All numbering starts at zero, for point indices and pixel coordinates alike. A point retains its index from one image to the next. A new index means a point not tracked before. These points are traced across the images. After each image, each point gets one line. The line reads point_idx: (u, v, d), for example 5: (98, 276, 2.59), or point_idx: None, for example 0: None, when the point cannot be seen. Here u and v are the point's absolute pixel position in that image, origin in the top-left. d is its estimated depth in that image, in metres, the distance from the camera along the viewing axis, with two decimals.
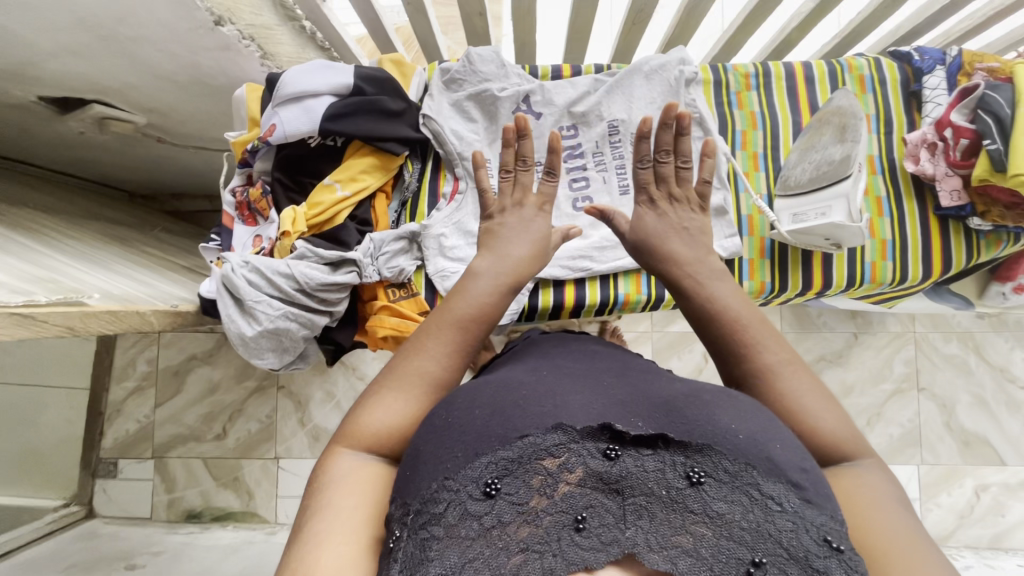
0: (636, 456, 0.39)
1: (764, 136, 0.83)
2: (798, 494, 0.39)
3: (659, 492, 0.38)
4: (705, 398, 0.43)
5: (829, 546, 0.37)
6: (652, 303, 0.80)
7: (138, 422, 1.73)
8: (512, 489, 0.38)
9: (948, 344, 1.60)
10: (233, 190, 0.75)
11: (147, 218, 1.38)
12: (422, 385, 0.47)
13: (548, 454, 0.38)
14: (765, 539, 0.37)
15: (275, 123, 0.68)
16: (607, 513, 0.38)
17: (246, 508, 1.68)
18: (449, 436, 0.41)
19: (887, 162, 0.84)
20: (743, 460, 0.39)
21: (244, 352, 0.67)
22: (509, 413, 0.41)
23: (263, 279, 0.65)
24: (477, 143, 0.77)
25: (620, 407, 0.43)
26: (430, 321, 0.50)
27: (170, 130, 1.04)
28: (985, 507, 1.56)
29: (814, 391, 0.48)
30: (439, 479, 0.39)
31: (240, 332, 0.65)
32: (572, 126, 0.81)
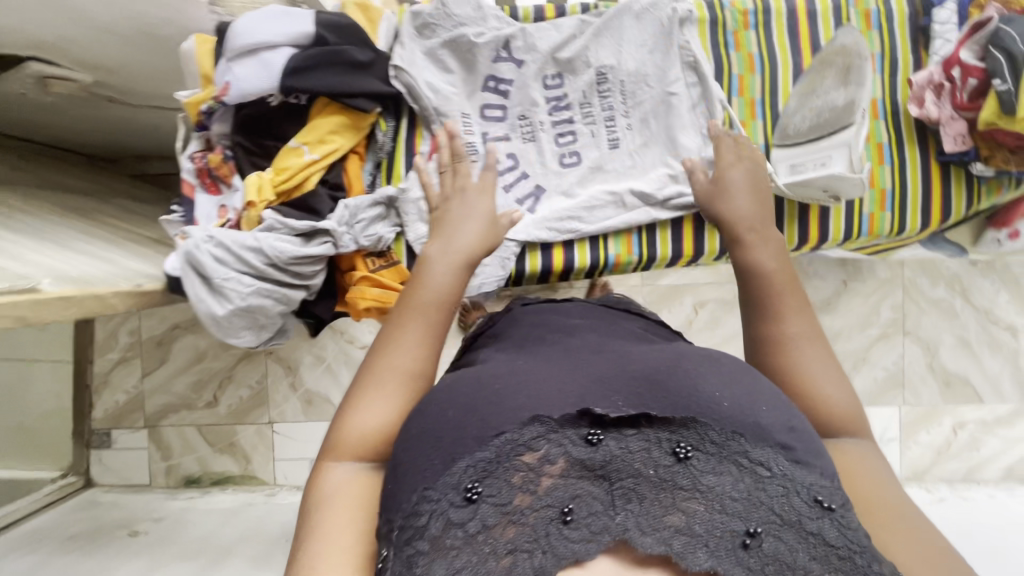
0: (620, 438, 0.38)
1: (762, 81, 0.78)
2: (787, 456, 0.39)
3: (648, 474, 0.37)
4: (686, 366, 0.43)
5: (820, 506, 0.37)
6: (643, 263, 0.77)
7: (127, 393, 1.71)
8: (493, 491, 0.37)
9: (935, 288, 1.61)
10: (191, 156, 0.69)
11: (110, 184, 1.30)
12: (396, 381, 0.48)
13: (527, 449, 0.38)
14: (758, 508, 0.37)
15: (230, 80, 0.62)
16: (595, 500, 0.37)
17: (244, 471, 1.70)
18: (424, 443, 0.40)
19: (890, 106, 0.79)
20: (728, 429, 0.38)
21: (219, 332, 0.64)
22: (483, 411, 0.40)
23: (229, 255, 0.61)
24: (455, 97, 0.71)
25: (600, 386, 0.42)
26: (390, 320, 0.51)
27: (121, 88, 0.96)
28: (961, 443, 1.62)
29: (827, 366, 0.50)
30: (418, 489, 0.38)
31: (211, 311, 0.62)
32: (557, 75, 0.75)
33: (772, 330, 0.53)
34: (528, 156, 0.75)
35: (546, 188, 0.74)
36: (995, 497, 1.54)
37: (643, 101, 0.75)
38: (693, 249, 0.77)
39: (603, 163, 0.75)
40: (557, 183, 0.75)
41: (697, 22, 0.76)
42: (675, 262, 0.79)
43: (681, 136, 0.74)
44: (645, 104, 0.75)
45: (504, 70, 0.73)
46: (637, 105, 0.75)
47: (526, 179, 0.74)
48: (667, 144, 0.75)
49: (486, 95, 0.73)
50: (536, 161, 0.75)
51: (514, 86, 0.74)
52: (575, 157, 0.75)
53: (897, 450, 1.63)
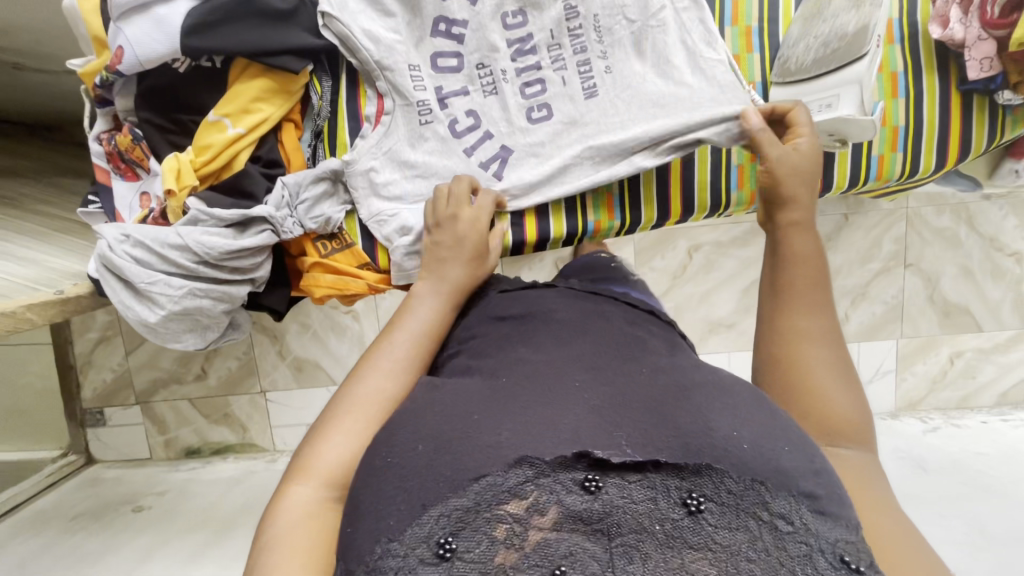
0: (620, 484, 0.32)
1: (760, 5, 0.67)
2: (809, 505, 0.33)
3: (653, 528, 0.31)
4: (698, 399, 0.37)
5: (848, 569, 0.31)
6: (626, 228, 0.70)
7: (113, 371, 1.68)
8: (471, 546, 0.31)
9: (940, 217, 1.53)
10: (98, 137, 0.60)
11: (49, 157, 1.20)
12: (380, 407, 0.44)
13: (512, 497, 0.32)
14: (777, 570, 0.30)
15: (121, 45, 0.53)
16: (592, 561, 0.30)
17: (243, 440, 1.70)
18: (391, 484, 0.34)
19: (907, 26, 0.69)
20: (748, 478, 0.33)
21: (156, 339, 0.58)
22: (459, 448, 0.34)
23: (151, 254, 0.54)
24: (400, 46, 0.61)
25: (600, 419, 0.36)
26: (376, 344, 0.48)
27: (27, 51, 0.84)
28: (957, 372, 1.61)
29: (835, 368, 0.46)
30: (382, 541, 0.32)
31: (142, 319, 0.55)
32: (519, 14, 0.63)
33: (776, 321, 0.49)
34: (491, 112, 0.63)
35: (511, 148, 0.63)
36: (987, 424, 1.55)
37: (622, 41, 0.63)
38: (681, 209, 0.69)
39: (579, 116, 0.63)
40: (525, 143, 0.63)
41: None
42: (661, 222, 0.71)
43: (665, 77, 0.62)
44: (624, 44, 0.63)
45: (455, 10, 0.61)
46: (615, 45, 0.63)
47: (489, 140, 0.63)
48: (652, 83, 0.62)
49: (437, 42, 0.62)
50: (500, 118, 0.64)
51: (469, 28, 0.62)
52: (547, 110, 0.64)
53: (892, 382, 1.62)
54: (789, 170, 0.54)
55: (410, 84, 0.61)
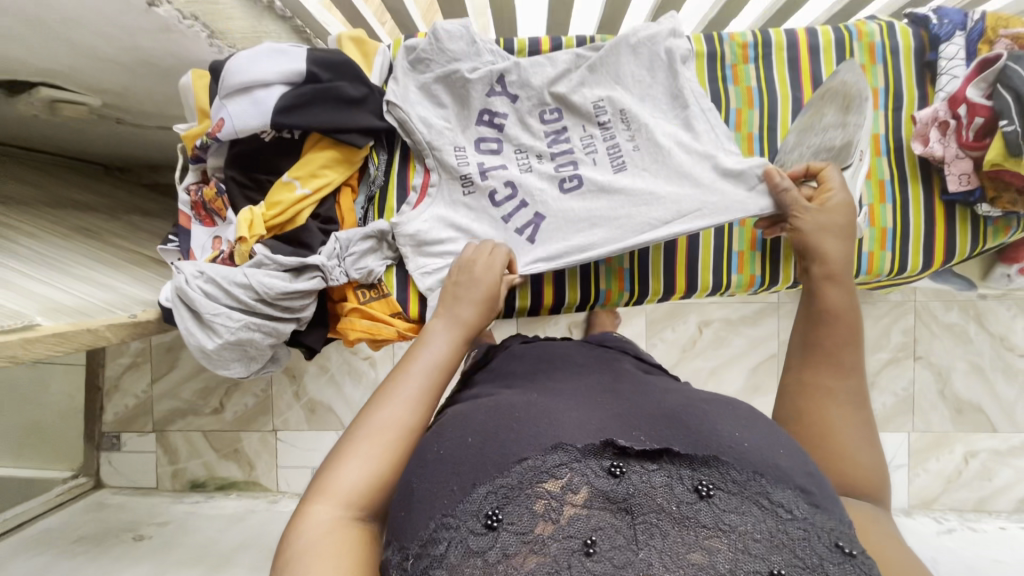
0: (642, 471, 0.38)
1: (761, 117, 0.77)
2: (806, 500, 0.39)
3: (669, 509, 0.36)
4: (703, 410, 0.44)
5: (841, 552, 0.36)
6: (635, 299, 0.77)
7: (136, 397, 1.74)
8: (514, 517, 0.36)
9: (949, 313, 1.57)
10: (187, 188, 0.71)
11: (121, 196, 1.33)
12: (391, 438, 0.48)
13: (549, 476, 0.38)
14: (780, 550, 0.35)
15: (223, 118, 0.64)
16: (617, 534, 0.36)
17: (248, 478, 1.72)
18: (444, 471, 0.41)
19: (893, 142, 0.78)
20: (749, 470, 0.39)
21: (209, 364, 0.65)
22: (505, 441, 0.41)
23: (219, 290, 0.63)
24: (448, 132, 0.71)
25: (620, 422, 0.43)
26: (391, 379, 0.52)
27: (129, 110, 0.98)
28: (972, 472, 1.58)
29: (860, 430, 0.52)
30: (437, 517, 0.38)
31: (201, 345, 0.63)
32: (554, 110, 0.72)
33: (808, 377, 0.55)
34: (528, 183, 0.71)
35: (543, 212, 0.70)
36: (1006, 530, 1.49)
37: (650, 126, 0.69)
38: (685, 285, 0.76)
39: (608, 185, 0.69)
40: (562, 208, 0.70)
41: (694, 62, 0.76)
42: (667, 297, 0.78)
43: (690, 155, 0.67)
44: (652, 129, 0.69)
45: (498, 105, 0.72)
46: (643, 130, 0.70)
47: (524, 207, 0.70)
48: (678, 159, 0.67)
49: (481, 130, 0.72)
50: (536, 187, 0.71)
51: (509, 119, 0.73)
52: (576, 181, 0.70)
53: (905, 476, 1.59)
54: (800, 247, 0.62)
55: (454, 159, 0.71)
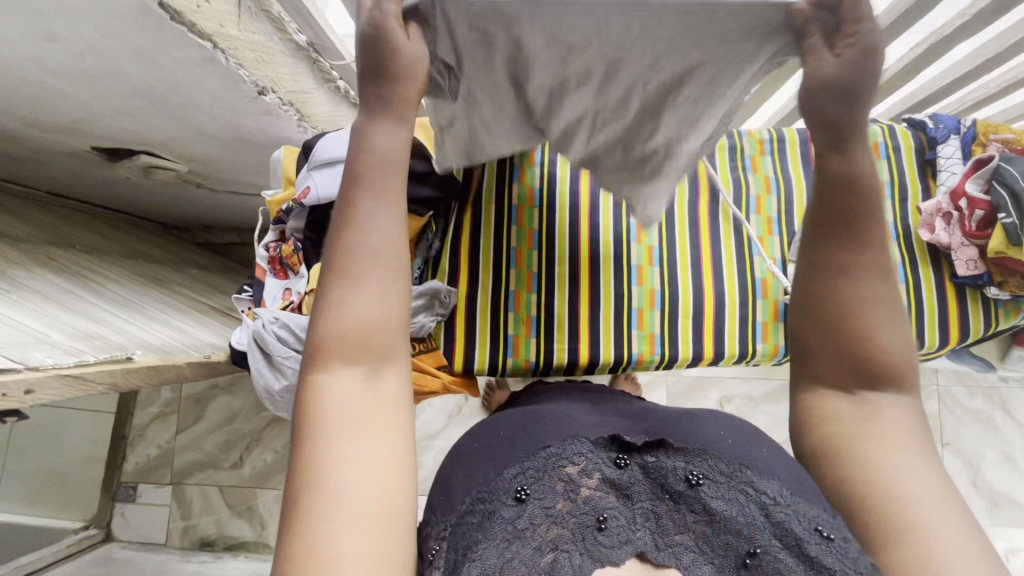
0: (643, 464, 0.46)
1: (778, 202, 0.85)
2: (788, 488, 0.44)
3: (665, 496, 0.44)
4: (697, 416, 0.50)
5: (819, 535, 0.41)
6: (665, 363, 0.82)
7: (158, 447, 1.76)
8: (541, 495, 0.43)
9: (974, 399, 1.56)
10: (267, 245, 0.80)
11: (181, 252, 1.45)
12: (369, 285, 0.44)
13: (570, 462, 0.45)
14: (762, 532, 0.42)
15: (310, 186, 0.74)
16: (620, 516, 0.43)
17: (259, 538, 1.68)
18: (480, 456, 0.48)
19: (901, 228, 0.85)
20: (735, 462, 0.45)
21: (271, 406, 0.71)
22: (531, 432, 0.48)
23: (291, 335, 0.68)
24: None
25: (627, 426, 0.50)
26: (349, 213, 0.45)
27: (209, 176, 1.10)
28: (1015, 571, 1.48)
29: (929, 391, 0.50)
30: (474, 492, 0.45)
31: (268, 386, 0.68)
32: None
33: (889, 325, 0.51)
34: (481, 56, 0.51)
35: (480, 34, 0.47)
36: None
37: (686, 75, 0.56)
38: (714, 351, 0.81)
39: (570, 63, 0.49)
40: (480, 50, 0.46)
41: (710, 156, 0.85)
42: (696, 363, 0.83)
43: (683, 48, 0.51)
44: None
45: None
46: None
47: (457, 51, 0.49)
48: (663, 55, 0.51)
49: None
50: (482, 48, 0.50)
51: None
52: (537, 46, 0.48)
53: None
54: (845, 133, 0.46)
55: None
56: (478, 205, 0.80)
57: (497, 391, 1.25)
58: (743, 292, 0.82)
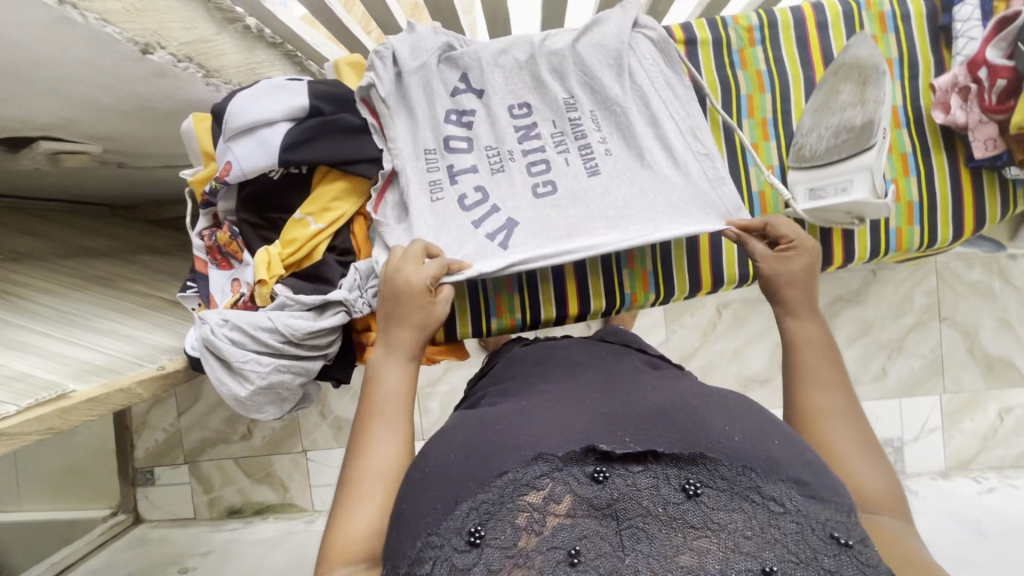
0: (626, 474, 0.40)
1: (773, 100, 0.74)
2: (800, 491, 0.41)
3: (657, 511, 0.38)
4: (693, 408, 0.46)
5: (837, 543, 0.39)
6: (661, 300, 0.75)
7: (165, 431, 1.75)
8: (496, 533, 0.38)
9: (972, 271, 1.47)
10: (200, 233, 0.70)
11: (128, 236, 1.33)
12: (384, 480, 0.49)
13: (531, 488, 0.40)
14: (771, 546, 0.37)
15: (230, 160, 0.63)
16: (603, 542, 0.38)
17: (284, 499, 1.73)
18: (430, 487, 0.43)
19: (912, 111, 0.76)
20: (738, 465, 0.41)
21: (243, 410, 0.66)
22: (486, 453, 0.43)
23: (245, 336, 0.62)
24: (423, 139, 0.69)
25: (606, 422, 0.45)
26: (365, 414, 0.53)
27: (128, 152, 0.97)
28: (1009, 428, 1.50)
29: (864, 450, 0.52)
30: (423, 536, 0.40)
31: (234, 393, 0.63)
32: (523, 105, 0.72)
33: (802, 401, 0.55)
34: (499, 188, 0.70)
35: (521, 218, 0.68)
36: None
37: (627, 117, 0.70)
38: (711, 279, 0.75)
39: (581, 192, 0.69)
40: (512, 194, 0.69)
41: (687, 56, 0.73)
42: (693, 294, 0.77)
43: (671, 177, 0.68)
44: (629, 126, 0.70)
45: (466, 102, 0.72)
46: (610, 132, 0.71)
47: (497, 213, 0.68)
48: (648, 170, 0.69)
49: (449, 127, 0.70)
50: (510, 197, 0.69)
51: (477, 116, 0.72)
52: (550, 185, 0.69)
53: (941, 439, 1.51)
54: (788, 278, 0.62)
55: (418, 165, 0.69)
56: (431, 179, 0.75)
57: None
58: None
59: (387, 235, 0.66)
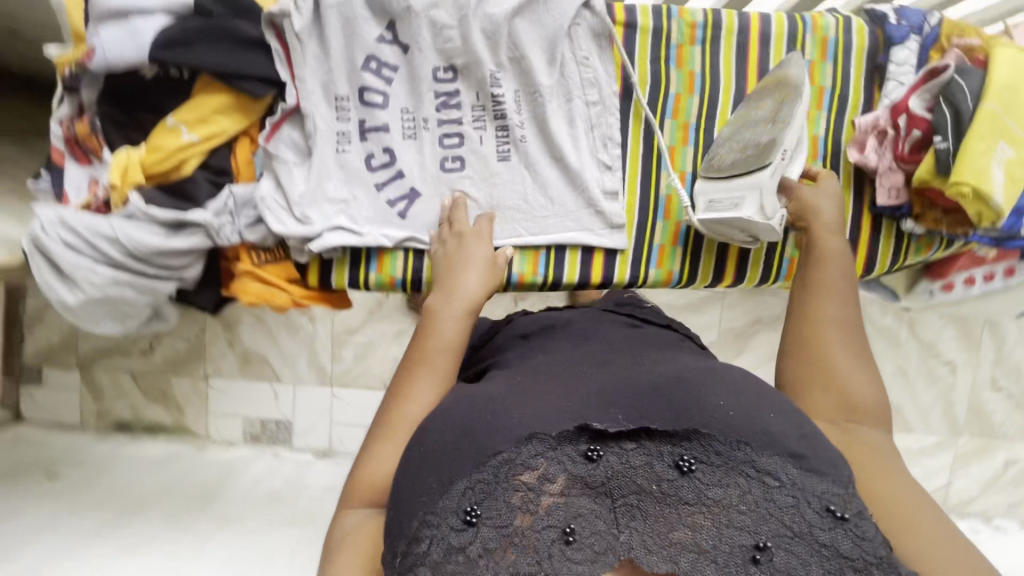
0: (620, 452, 0.42)
1: (699, 105, 0.73)
2: (796, 464, 0.41)
3: (651, 489, 0.40)
4: (691, 380, 0.46)
5: (832, 516, 0.40)
6: (549, 286, 0.73)
7: (60, 330, 1.66)
8: (492, 513, 0.39)
9: None
10: (60, 121, 0.62)
11: None
12: (412, 432, 0.49)
13: (525, 468, 0.40)
14: (767, 522, 0.39)
15: (94, 46, 0.57)
16: (597, 520, 0.40)
17: (178, 424, 1.67)
18: (425, 469, 0.43)
19: (831, 145, 0.75)
20: (733, 440, 0.41)
21: (75, 320, 0.61)
22: (479, 434, 0.43)
23: (82, 242, 0.58)
24: (337, 84, 0.66)
25: (598, 403, 0.45)
26: (408, 366, 0.54)
27: None
28: None
29: (853, 360, 0.54)
30: (419, 515, 0.41)
31: (63, 301, 0.59)
32: (449, 70, 0.69)
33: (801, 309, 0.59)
34: (408, 153, 0.69)
35: (423, 192, 0.70)
36: None
37: (546, 106, 0.70)
38: (602, 274, 0.72)
39: (488, 175, 0.70)
40: (419, 163, 0.70)
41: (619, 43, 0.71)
42: (583, 286, 0.74)
43: (578, 178, 0.70)
44: (547, 119, 0.70)
45: (388, 54, 0.67)
46: (530, 119, 0.71)
47: (400, 180, 0.69)
48: (559, 167, 0.71)
49: (366, 76, 0.67)
50: (418, 169, 0.70)
51: (399, 72, 0.68)
52: (458, 162, 0.70)
53: None
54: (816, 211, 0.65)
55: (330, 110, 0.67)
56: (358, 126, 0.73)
57: None
58: (642, 213, 0.73)
59: (281, 172, 0.65)
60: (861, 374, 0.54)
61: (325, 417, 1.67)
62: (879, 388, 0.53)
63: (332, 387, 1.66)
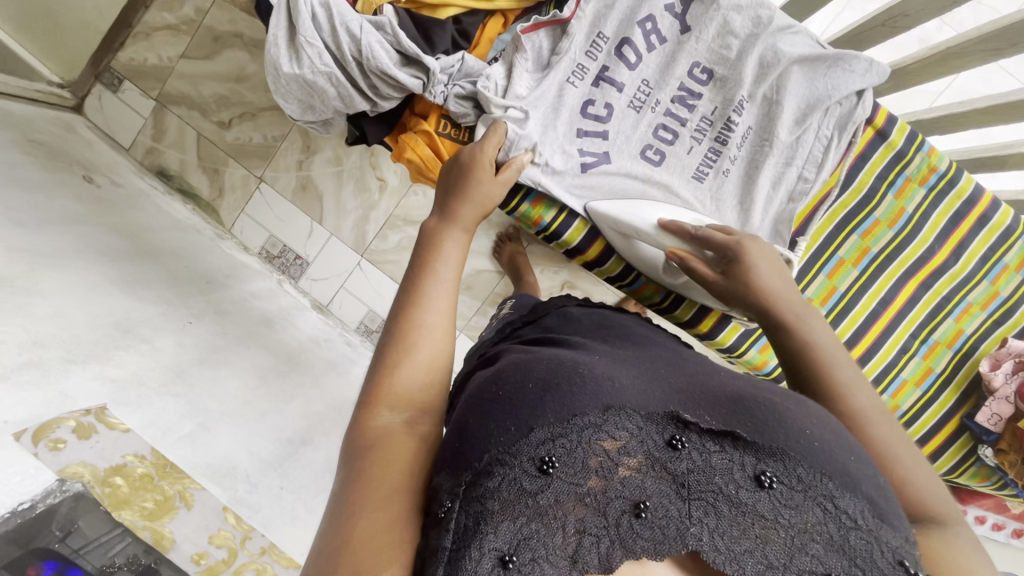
0: (701, 449, 0.47)
1: (889, 236, 1.02)
2: (873, 514, 0.47)
3: (727, 491, 0.46)
4: (771, 401, 0.51)
5: (903, 568, 0.45)
6: (659, 304, 1.07)
7: (159, 58, 1.62)
8: (568, 467, 0.45)
9: None
10: None
11: None
12: (422, 335, 0.61)
13: (608, 438, 0.47)
14: (832, 553, 0.45)
15: None
16: (669, 506, 0.45)
17: (211, 201, 1.71)
18: (500, 412, 0.48)
19: (948, 317, 1.06)
20: (817, 472, 0.47)
21: (284, 81, 0.82)
22: (565, 392, 0.48)
23: (331, 30, 0.78)
24: (604, 45, 0.91)
25: (688, 400, 0.52)
26: (418, 280, 0.65)
27: None
28: None
29: (918, 464, 0.57)
30: (494, 452, 0.46)
31: (291, 62, 0.79)
32: (700, 77, 0.93)
33: (844, 405, 0.60)
34: (622, 121, 0.94)
35: (611, 161, 0.95)
36: None
37: (763, 159, 0.95)
38: (705, 324, 1.06)
39: (679, 177, 0.96)
40: (625, 138, 0.95)
41: (860, 139, 0.96)
42: (690, 322, 1.07)
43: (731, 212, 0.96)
44: (756, 168, 0.96)
45: (652, 41, 0.91)
46: (734, 156, 0.96)
47: (602, 137, 0.93)
48: (740, 208, 0.96)
49: (626, 52, 0.91)
50: (622, 141, 0.95)
51: (653, 62, 0.93)
52: (653, 151, 0.96)
53: None
54: (771, 277, 0.73)
55: (582, 51, 0.91)
56: (644, 103, 0.94)
57: (504, 247, 1.54)
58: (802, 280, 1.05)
59: (515, 67, 0.88)
60: (921, 471, 0.57)
61: (339, 278, 1.70)
62: (938, 487, 0.56)
63: (361, 257, 1.68)
